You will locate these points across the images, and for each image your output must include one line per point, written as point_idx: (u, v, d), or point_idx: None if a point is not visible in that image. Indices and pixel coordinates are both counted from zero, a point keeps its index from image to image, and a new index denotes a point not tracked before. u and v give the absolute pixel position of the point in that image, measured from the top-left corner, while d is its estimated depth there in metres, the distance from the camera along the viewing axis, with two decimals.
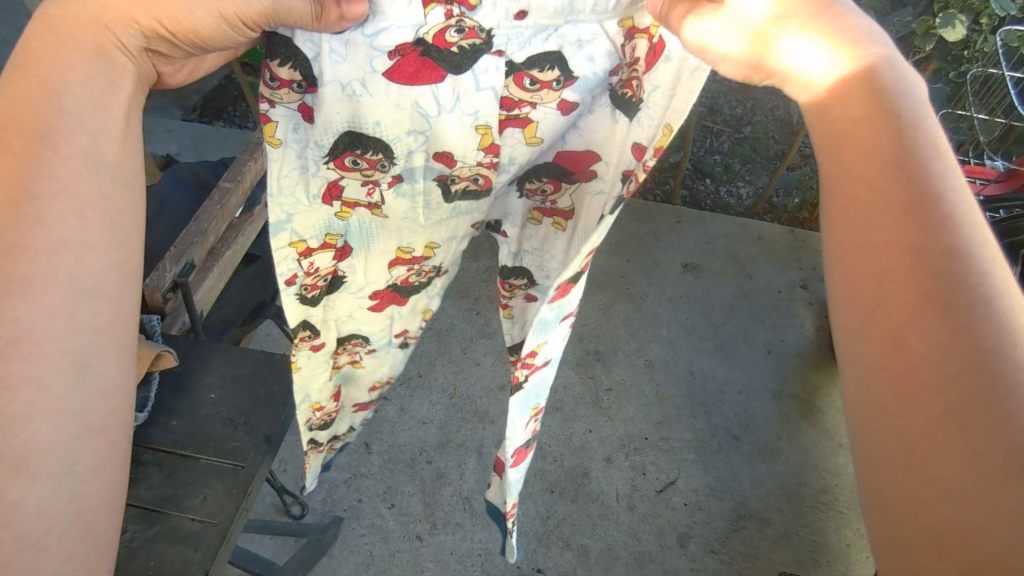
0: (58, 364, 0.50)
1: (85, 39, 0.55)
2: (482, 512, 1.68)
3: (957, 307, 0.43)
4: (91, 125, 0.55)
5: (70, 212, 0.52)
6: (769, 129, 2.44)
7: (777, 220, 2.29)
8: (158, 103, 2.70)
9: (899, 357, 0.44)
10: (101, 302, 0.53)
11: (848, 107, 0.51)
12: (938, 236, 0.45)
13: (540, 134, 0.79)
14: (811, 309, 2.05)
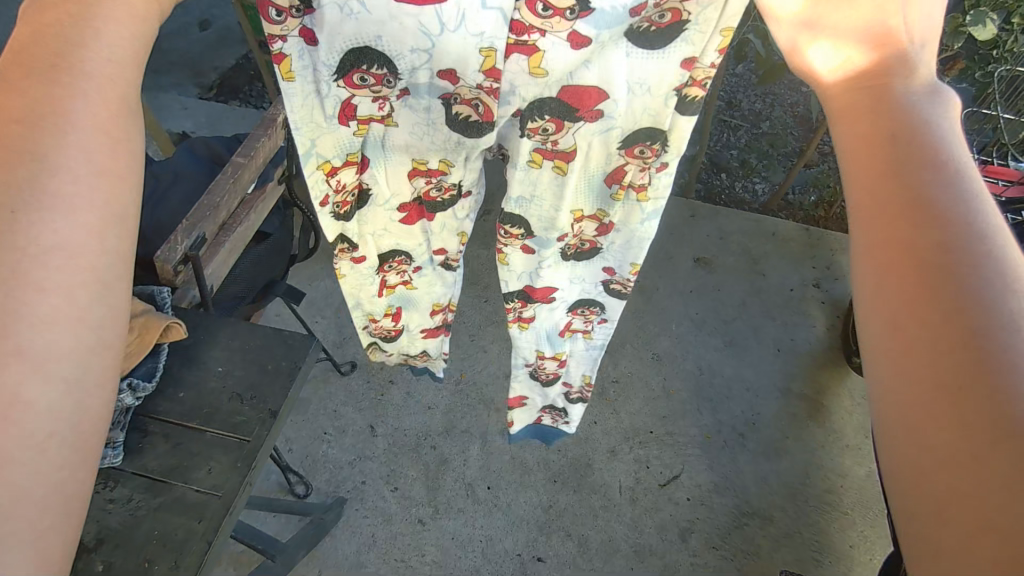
0: (86, 281, 0.45)
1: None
2: (484, 499, 1.69)
3: (951, 283, 0.39)
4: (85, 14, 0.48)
5: (99, 144, 0.47)
6: (788, 124, 2.39)
7: (793, 218, 2.27)
8: (176, 81, 2.71)
9: (895, 341, 0.41)
10: (123, 228, 0.48)
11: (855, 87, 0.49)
12: (933, 212, 0.42)
13: (547, 66, 0.69)
14: (824, 308, 2.03)
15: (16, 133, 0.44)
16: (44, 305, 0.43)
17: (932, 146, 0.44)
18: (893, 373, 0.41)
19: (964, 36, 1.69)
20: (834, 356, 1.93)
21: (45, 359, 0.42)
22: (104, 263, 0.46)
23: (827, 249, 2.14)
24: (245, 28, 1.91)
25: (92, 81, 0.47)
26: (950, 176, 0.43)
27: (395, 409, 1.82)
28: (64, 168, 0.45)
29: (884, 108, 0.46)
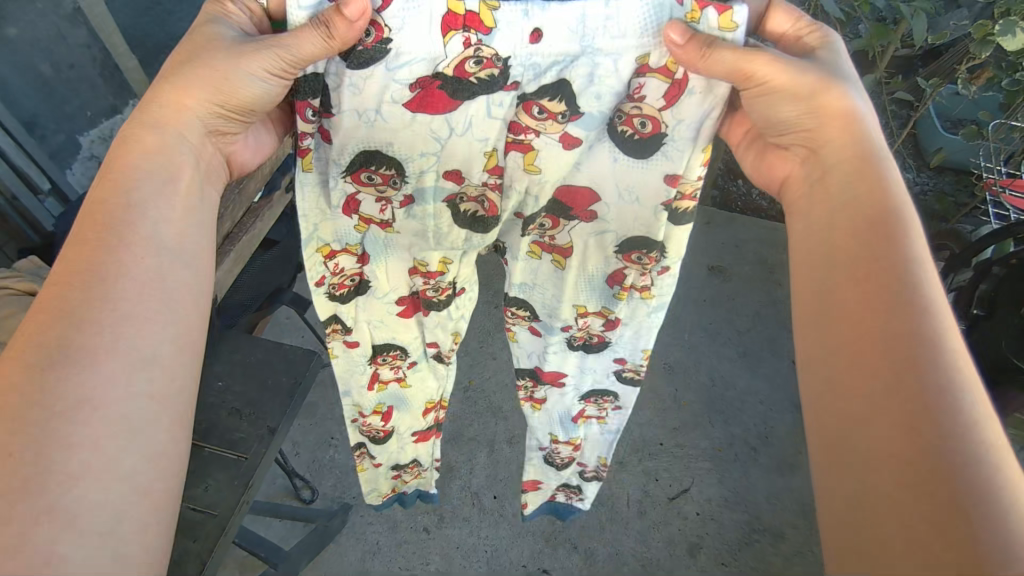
0: (116, 361, 0.61)
1: (156, 138, 0.73)
2: (490, 508, 1.67)
3: (923, 356, 0.56)
4: (148, 211, 0.69)
5: (132, 289, 0.64)
6: None
7: None
8: None
9: (877, 393, 0.57)
10: (156, 370, 0.63)
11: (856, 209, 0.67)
12: (909, 307, 0.59)
13: (539, 164, 0.80)
14: None
15: (78, 293, 0.62)
16: (92, 378, 0.59)
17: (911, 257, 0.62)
18: (856, 377, 0.59)
19: (993, 45, 1.64)
20: None
21: (82, 415, 0.57)
22: (135, 349, 0.62)
23: None
24: None
25: (137, 238, 0.67)
26: (920, 283, 0.60)
27: None
28: (122, 301, 0.63)
29: (876, 226, 0.65)
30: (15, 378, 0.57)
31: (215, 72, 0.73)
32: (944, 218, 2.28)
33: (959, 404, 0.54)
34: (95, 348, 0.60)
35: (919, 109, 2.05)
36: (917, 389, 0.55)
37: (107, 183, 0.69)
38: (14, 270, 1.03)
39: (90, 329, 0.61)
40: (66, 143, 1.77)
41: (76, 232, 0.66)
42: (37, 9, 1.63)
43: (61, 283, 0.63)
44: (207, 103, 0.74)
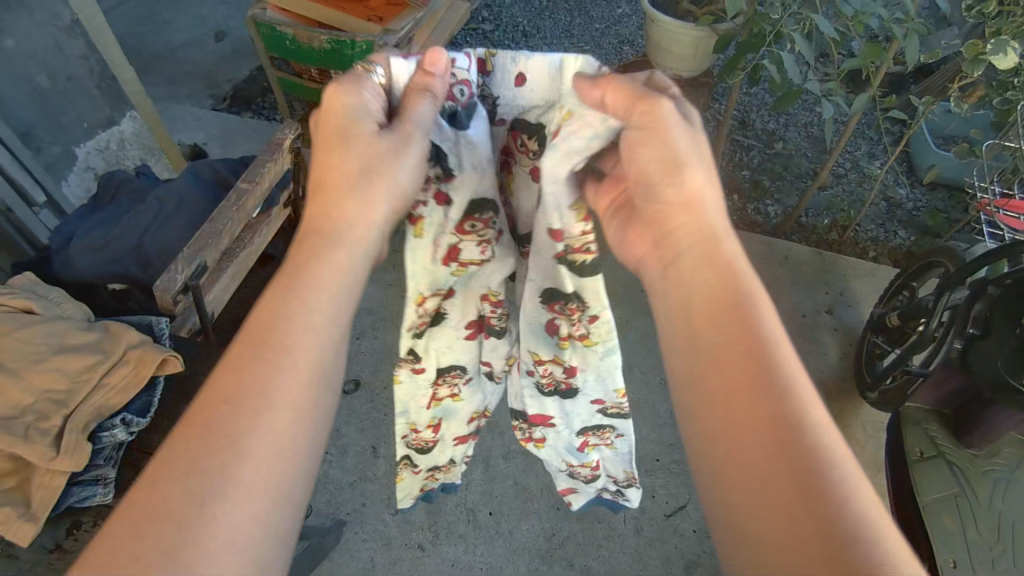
0: (265, 493, 0.60)
1: (325, 255, 0.72)
2: (486, 525, 1.65)
3: (795, 439, 0.58)
4: (314, 335, 0.68)
5: (287, 421, 0.64)
6: (801, 148, 2.58)
7: (805, 241, 2.29)
8: (190, 93, 2.73)
9: (764, 486, 0.57)
10: (285, 510, 0.62)
11: (715, 292, 0.69)
12: (773, 391, 0.60)
13: (515, 188, 0.88)
14: (836, 336, 1.97)
15: (240, 419, 0.62)
16: (238, 511, 0.58)
17: (766, 338, 0.64)
18: (740, 471, 0.59)
19: (985, 64, 1.65)
20: (849, 385, 1.87)
21: (218, 549, 0.56)
22: (278, 486, 0.62)
23: (840, 275, 2.11)
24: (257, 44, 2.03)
25: (300, 364, 0.66)
26: (777, 362, 0.62)
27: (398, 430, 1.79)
28: (275, 432, 0.63)
29: (735, 308, 0.67)
30: (174, 504, 0.57)
31: (375, 171, 0.73)
32: (937, 234, 2.28)
33: (833, 474, 0.56)
34: (240, 480, 0.59)
35: (911, 126, 2.07)
36: (797, 471, 0.56)
37: (276, 297, 0.69)
38: (9, 285, 1.01)
39: (245, 458, 0.60)
40: (61, 154, 1.77)
41: (247, 350, 0.66)
42: (35, 21, 1.62)
43: (231, 402, 0.63)
44: (380, 206, 0.75)
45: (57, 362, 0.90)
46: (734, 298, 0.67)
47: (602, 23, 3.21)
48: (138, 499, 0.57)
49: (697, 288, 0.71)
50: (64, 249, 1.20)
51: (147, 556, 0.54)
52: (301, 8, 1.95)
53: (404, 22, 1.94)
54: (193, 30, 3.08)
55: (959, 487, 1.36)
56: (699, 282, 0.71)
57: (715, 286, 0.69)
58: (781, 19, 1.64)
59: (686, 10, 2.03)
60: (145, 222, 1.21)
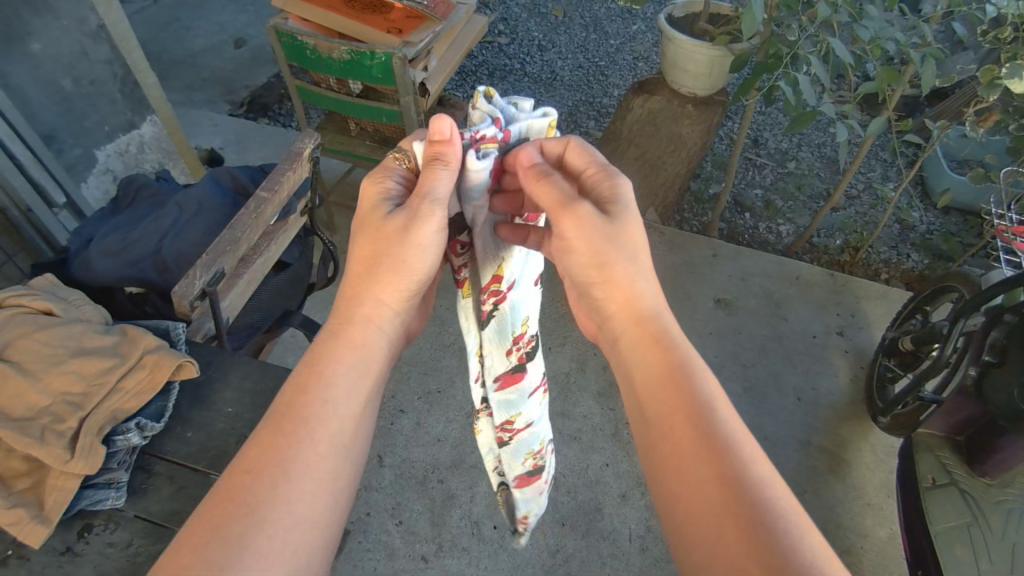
0: (288, 555, 0.60)
1: (349, 334, 0.76)
2: (490, 539, 1.61)
3: (744, 499, 0.58)
4: (338, 406, 0.70)
5: (308, 488, 0.65)
6: (815, 168, 2.59)
7: (817, 261, 2.28)
8: (208, 99, 2.76)
9: (717, 551, 0.57)
10: None
11: (655, 359, 0.70)
12: (718, 453, 0.61)
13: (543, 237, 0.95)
14: (847, 358, 1.95)
15: (264, 487, 0.63)
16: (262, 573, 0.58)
17: (704, 400, 0.66)
18: (696, 539, 0.59)
19: (1001, 89, 1.65)
20: (859, 409, 1.85)
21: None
22: (299, 555, 0.61)
23: (851, 296, 2.10)
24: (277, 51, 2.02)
25: (323, 433, 0.68)
26: (717, 423, 0.64)
27: (403, 439, 1.78)
28: (297, 499, 0.63)
29: (672, 372, 0.68)
30: (197, 574, 0.56)
31: (391, 254, 0.77)
32: (951, 257, 2.25)
33: (789, 533, 0.56)
34: (260, 547, 0.59)
35: (925, 149, 2.07)
36: (754, 539, 0.55)
37: (306, 372, 0.72)
38: (29, 287, 1.03)
39: (266, 525, 0.61)
40: (81, 157, 1.79)
41: (274, 419, 0.68)
42: (62, 25, 1.64)
43: (260, 471, 0.64)
44: (393, 286, 0.78)
45: (74, 364, 0.91)
46: (671, 365, 0.69)
47: (617, 40, 3.23)
48: (168, 567, 0.58)
49: (638, 358, 0.72)
50: (83, 251, 1.21)
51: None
52: (321, 19, 1.97)
53: (423, 35, 1.97)
54: (212, 37, 3.12)
55: (972, 516, 1.35)
56: (639, 351, 0.72)
57: (652, 353, 0.71)
58: (798, 41, 1.65)
59: (702, 30, 2.04)
60: (163, 227, 1.22)
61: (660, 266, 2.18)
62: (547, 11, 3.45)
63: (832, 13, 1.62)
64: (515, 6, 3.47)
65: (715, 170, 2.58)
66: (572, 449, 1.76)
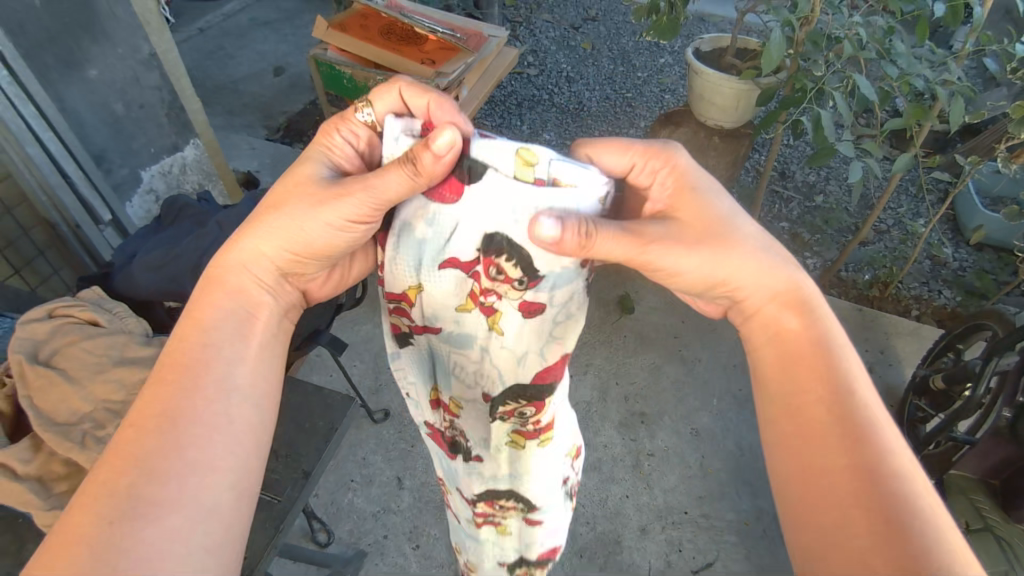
0: (186, 500, 0.62)
1: (234, 283, 0.79)
2: None
3: (881, 477, 0.59)
4: (227, 355, 0.73)
5: (201, 437, 0.66)
6: (843, 202, 2.57)
7: (845, 295, 2.25)
8: (248, 124, 2.87)
9: (838, 520, 0.59)
10: (213, 522, 0.63)
11: (794, 339, 0.71)
12: (861, 429, 0.62)
13: (506, 322, 0.83)
14: (876, 395, 1.91)
15: (148, 442, 0.64)
16: (160, 517, 0.60)
17: (846, 376, 0.66)
18: (822, 505, 0.60)
19: None
20: None
21: (140, 560, 0.57)
22: (199, 499, 0.63)
23: (880, 332, 2.06)
24: (318, 80, 2.20)
25: (210, 382, 0.70)
26: (860, 402, 0.65)
27: (423, 462, 1.78)
28: (191, 446, 0.65)
29: (819, 349, 0.69)
30: (89, 528, 0.58)
31: (289, 227, 0.78)
32: (985, 295, 2.21)
33: (922, 518, 0.57)
34: (157, 497, 0.61)
35: (956, 184, 2.04)
36: (887, 517, 0.57)
37: (188, 319, 0.75)
38: (78, 299, 1.09)
39: (160, 479, 0.62)
40: (128, 177, 1.88)
41: (154, 375, 0.71)
42: (117, 53, 1.73)
43: (147, 423, 0.66)
44: (269, 247, 0.79)
45: (116, 373, 0.94)
46: (814, 342, 0.70)
47: (644, 72, 3.29)
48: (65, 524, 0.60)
49: (775, 329, 0.73)
50: (126, 266, 1.27)
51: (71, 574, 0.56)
52: (358, 49, 2.06)
53: (455, 65, 2.03)
54: (254, 65, 3.26)
55: (1008, 563, 1.24)
56: (775, 324, 0.73)
57: (789, 331, 0.72)
58: (823, 76, 1.67)
59: (730, 64, 2.07)
60: (201, 245, 1.27)
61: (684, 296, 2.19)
62: (575, 44, 3.52)
63: (858, 49, 1.64)
64: (544, 39, 3.55)
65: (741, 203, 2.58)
66: (592, 479, 1.74)
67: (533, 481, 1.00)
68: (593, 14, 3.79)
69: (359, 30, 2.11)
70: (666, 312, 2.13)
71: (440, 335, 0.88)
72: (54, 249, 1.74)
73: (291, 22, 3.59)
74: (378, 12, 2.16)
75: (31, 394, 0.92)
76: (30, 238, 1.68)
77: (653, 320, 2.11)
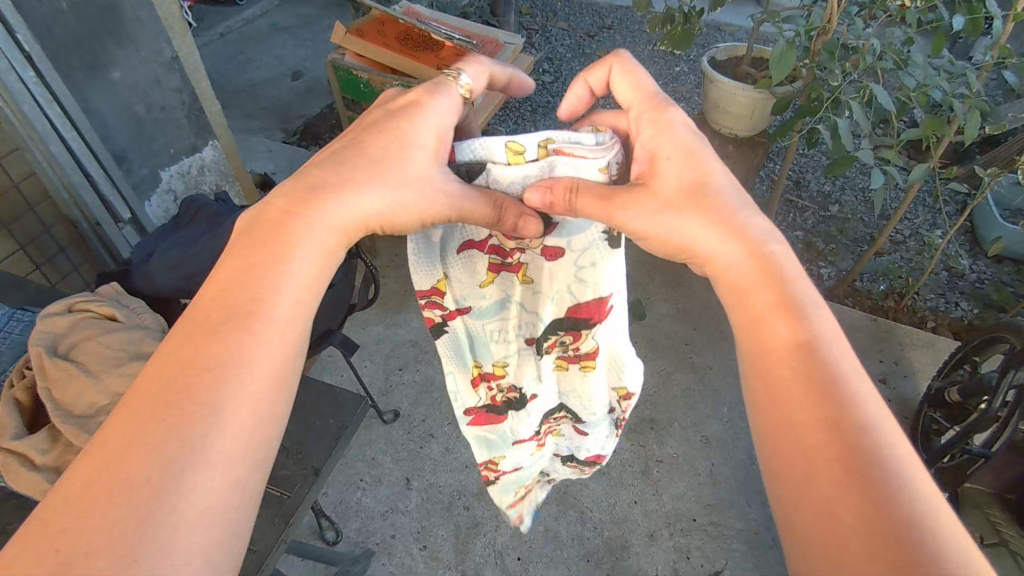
0: (238, 470, 0.53)
1: (323, 232, 0.65)
2: (514, 571, 1.59)
3: (847, 434, 0.53)
4: (297, 302, 0.62)
5: (266, 389, 0.57)
6: (859, 212, 2.55)
7: (860, 305, 2.23)
8: (265, 126, 2.91)
9: (801, 481, 0.53)
10: (262, 474, 0.56)
11: (753, 290, 0.64)
12: (827, 384, 0.56)
13: (532, 274, 0.88)
14: (890, 407, 1.89)
15: (204, 380, 0.55)
16: (211, 485, 0.51)
17: (813, 329, 0.60)
18: (787, 465, 0.55)
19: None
20: None
21: (197, 514, 0.50)
22: (256, 452, 0.55)
23: (895, 344, 2.04)
24: (334, 85, 2.23)
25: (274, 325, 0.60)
26: (827, 354, 0.58)
27: (432, 463, 1.79)
28: (251, 392, 0.56)
29: (781, 299, 0.62)
30: (140, 470, 0.50)
31: (393, 203, 0.69)
32: (1003, 308, 2.18)
33: (896, 476, 0.51)
34: (213, 441, 0.53)
35: (975, 195, 2.01)
36: (854, 475, 0.51)
37: (253, 253, 0.62)
38: (97, 295, 1.11)
39: (217, 423, 0.54)
40: (147, 177, 1.91)
41: (208, 304, 0.59)
42: (140, 56, 1.76)
43: (211, 370, 0.55)
44: (372, 209, 0.68)
45: (133, 368, 0.96)
46: (781, 292, 0.62)
47: (659, 80, 3.29)
48: (95, 457, 0.52)
49: (734, 280, 0.66)
50: (144, 263, 1.29)
51: (120, 519, 0.48)
52: (377, 55, 2.08)
53: None
54: (273, 69, 3.31)
55: None
56: (738, 274, 0.66)
57: (752, 281, 0.64)
58: (840, 86, 1.66)
59: (745, 73, 2.07)
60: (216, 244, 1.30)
61: (696, 303, 2.18)
62: (591, 51, 3.53)
63: (875, 60, 1.63)
64: (560, 46, 3.57)
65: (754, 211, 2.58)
66: (600, 484, 1.74)
67: (584, 399, 1.02)
68: (609, 22, 3.80)
69: (377, 35, 2.13)
70: (677, 319, 2.12)
71: (472, 313, 0.91)
72: (75, 245, 1.81)
73: (311, 27, 3.64)
74: (396, 19, 2.19)
75: (50, 386, 0.94)
76: (52, 234, 1.75)
77: (664, 327, 2.11)
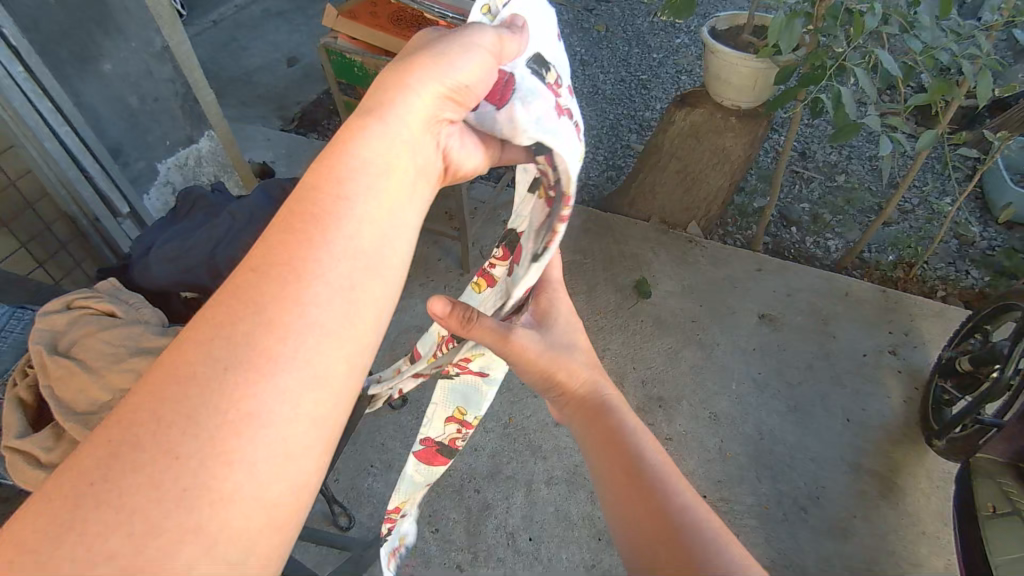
0: (293, 384, 0.42)
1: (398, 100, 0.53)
2: (526, 551, 1.60)
3: (659, 508, 0.65)
4: (382, 189, 0.50)
5: (342, 294, 0.45)
6: (866, 181, 2.51)
7: (868, 277, 2.20)
8: (261, 115, 2.88)
9: (646, 555, 0.62)
10: (325, 396, 0.44)
11: (587, 414, 0.78)
12: (638, 475, 0.68)
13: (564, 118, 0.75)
14: (900, 378, 1.87)
15: (276, 272, 0.44)
16: (273, 397, 0.41)
17: (626, 437, 0.73)
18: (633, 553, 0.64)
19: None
20: (913, 431, 1.78)
21: (234, 423, 0.40)
22: (312, 369, 0.43)
23: (905, 314, 2.01)
24: (328, 70, 2.20)
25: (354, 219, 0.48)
26: (636, 451, 0.71)
27: None
28: (324, 297, 0.45)
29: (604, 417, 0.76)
30: (193, 368, 0.42)
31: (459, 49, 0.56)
32: (1015, 274, 2.14)
33: (697, 530, 0.62)
34: (278, 349, 0.42)
35: (986, 160, 1.96)
36: (669, 538, 0.62)
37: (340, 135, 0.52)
38: (95, 291, 1.11)
39: (282, 330, 0.43)
40: (144, 170, 1.90)
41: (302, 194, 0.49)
42: (130, 47, 1.74)
43: (280, 266, 0.45)
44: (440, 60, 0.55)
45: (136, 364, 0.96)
46: (601, 412, 0.77)
47: (659, 53, 3.23)
48: (167, 358, 0.43)
49: (577, 409, 0.79)
50: (143, 257, 1.28)
51: (161, 418, 0.40)
52: (370, 38, 2.05)
53: None
54: (267, 56, 3.27)
55: None
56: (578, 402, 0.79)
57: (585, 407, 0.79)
58: (844, 52, 1.62)
59: (746, 42, 2.02)
60: (213, 236, 1.29)
61: (702, 279, 2.16)
62: (589, 26, 3.47)
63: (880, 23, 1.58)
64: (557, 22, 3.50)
65: (759, 184, 2.54)
66: None
67: None
68: None
69: (370, 18, 2.09)
70: (683, 296, 2.10)
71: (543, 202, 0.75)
72: (76, 241, 1.78)
73: (303, 12, 3.59)
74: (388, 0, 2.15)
75: (52, 384, 0.94)
76: (53, 231, 1.72)
77: (670, 304, 2.09)
